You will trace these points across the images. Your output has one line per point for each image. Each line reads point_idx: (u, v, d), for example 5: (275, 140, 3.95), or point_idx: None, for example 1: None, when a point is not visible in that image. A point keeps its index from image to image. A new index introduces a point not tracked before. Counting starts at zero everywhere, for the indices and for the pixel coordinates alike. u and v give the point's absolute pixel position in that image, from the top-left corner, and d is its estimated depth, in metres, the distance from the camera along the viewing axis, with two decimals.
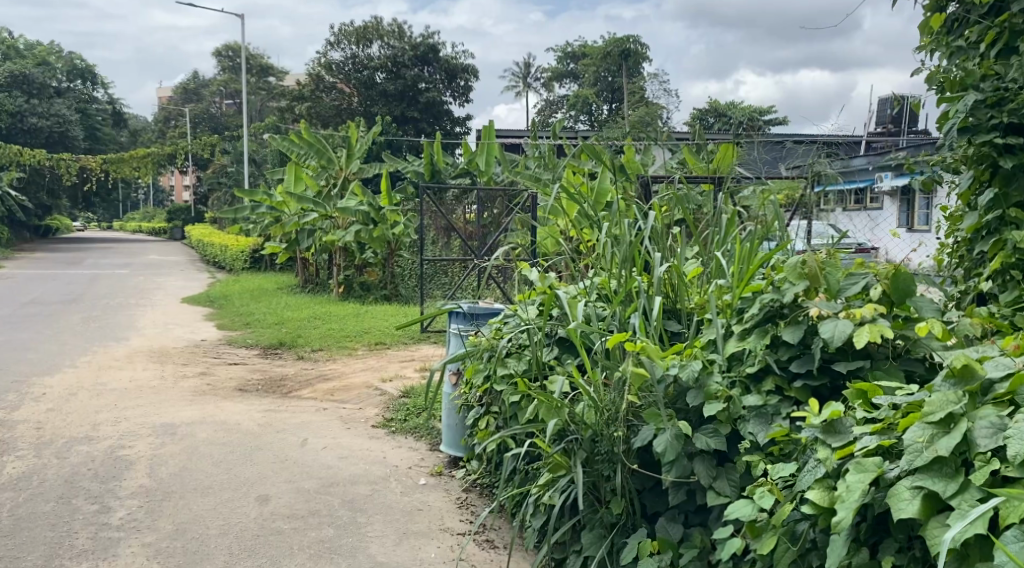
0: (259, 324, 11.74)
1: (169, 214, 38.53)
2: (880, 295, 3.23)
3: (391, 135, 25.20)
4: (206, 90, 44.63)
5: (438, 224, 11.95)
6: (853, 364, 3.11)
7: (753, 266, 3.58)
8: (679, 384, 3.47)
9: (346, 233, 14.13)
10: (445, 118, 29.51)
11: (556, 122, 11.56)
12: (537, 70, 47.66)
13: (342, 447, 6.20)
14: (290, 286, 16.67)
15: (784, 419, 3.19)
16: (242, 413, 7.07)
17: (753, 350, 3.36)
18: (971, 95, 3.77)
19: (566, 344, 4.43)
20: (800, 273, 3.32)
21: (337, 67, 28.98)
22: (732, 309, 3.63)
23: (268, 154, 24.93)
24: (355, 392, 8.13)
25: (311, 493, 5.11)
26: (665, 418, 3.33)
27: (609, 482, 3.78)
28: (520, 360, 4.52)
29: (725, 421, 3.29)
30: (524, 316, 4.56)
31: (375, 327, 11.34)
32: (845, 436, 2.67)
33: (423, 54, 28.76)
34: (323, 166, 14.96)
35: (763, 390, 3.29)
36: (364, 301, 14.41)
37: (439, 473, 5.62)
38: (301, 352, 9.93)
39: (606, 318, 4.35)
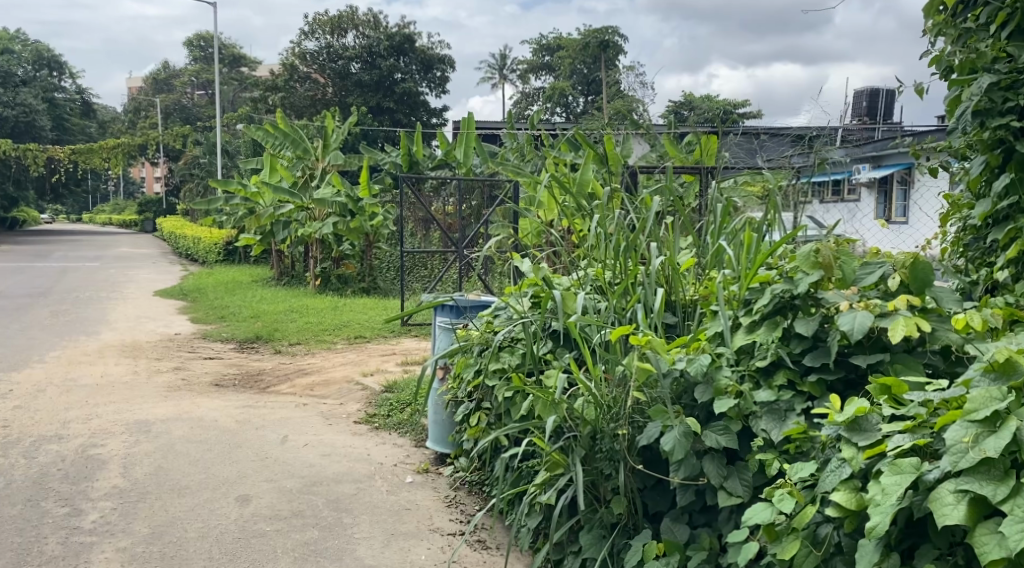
0: (235, 318, 11.48)
1: (140, 205, 37.95)
2: (897, 285, 3.10)
3: (367, 126, 24.93)
4: (177, 80, 44.03)
5: (417, 215, 11.75)
6: (874, 358, 2.97)
7: (761, 256, 3.43)
8: (685, 379, 3.30)
9: (323, 225, 13.88)
10: (421, 110, 29.24)
11: (536, 113, 11.40)
12: (512, 62, 47.43)
13: (324, 444, 6.00)
14: (266, 278, 16.39)
15: (798, 416, 3.04)
16: (219, 409, 6.84)
17: (764, 343, 3.21)
18: (984, 77, 3.66)
19: (560, 338, 4.26)
20: (814, 263, 3.17)
21: (311, 57, 28.60)
22: (740, 301, 3.46)
23: (242, 145, 24.55)
24: (335, 387, 7.92)
25: (293, 493, 4.91)
26: (673, 415, 3.16)
27: (610, 480, 3.61)
28: (513, 354, 4.35)
29: (735, 417, 3.13)
30: (517, 309, 4.40)
31: (355, 320, 11.14)
32: (871, 435, 2.52)
33: (399, 44, 28.47)
34: (299, 157, 14.69)
35: (775, 385, 3.13)
36: (342, 294, 14.18)
37: (426, 470, 5.44)
38: (279, 346, 9.70)
39: (603, 311, 4.18)
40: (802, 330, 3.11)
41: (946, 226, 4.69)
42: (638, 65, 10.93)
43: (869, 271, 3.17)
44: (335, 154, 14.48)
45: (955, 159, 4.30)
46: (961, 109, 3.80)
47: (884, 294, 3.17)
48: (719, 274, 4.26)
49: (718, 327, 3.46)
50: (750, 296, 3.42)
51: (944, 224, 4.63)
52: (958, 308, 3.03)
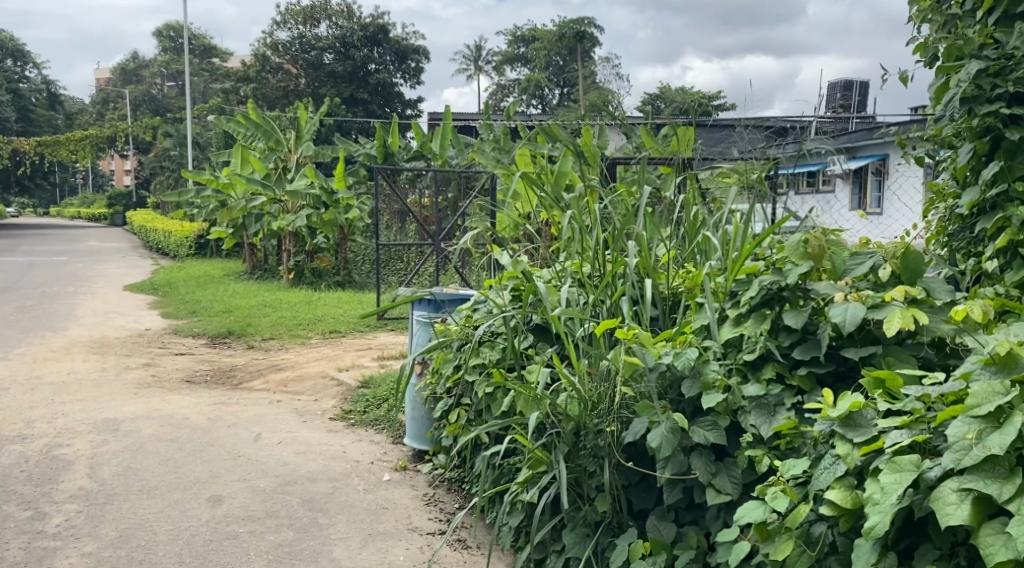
0: (206, 312, 11.30)
1: (111, 198, 37.47)
2: (889, 276, 3.02)
3: (341, 118, 24.73)
4: (146, 71, 43.48)
5: (393, 208, 11.62)
6: (865, 351, 2.88)
7: (748, 247, 3.34)
8: (672, 373, 3.21)
9: (296, 218, 13.70)
10: (395, 101, 29.05)
11: (511, 104, 11.29)
12: (487, 54, 47.20)
13: (298, 442, 5.87)
14: (237, 271, 16.18)
15: (788, 410, 2.95)
16: (191, 407, 6.69)
17: (752, 335, 3.13)
18: (973, 62, 3.57)
19: (542, 332, 4.18)
20: (802, 254, 3.10)
21: (284, 47, 28.26)
22: (726, 293, 3.37)
23: (213, 136, 24.24)
24: (309, 383, 7.78)
25: (267, 492, 4.78)
26: (660, 410, 3.07)
27: (594, 478, 3.51)
28: (493, 349, 4.24)
29: (723, 412, 3.03)
30: (497, 302, 4.30)
31: (330, 314, 11.00)
32: (867, 431, 2.43)
33: (373, 34, 28.25)
34: (272, 148, 14.50)
35: (763, 379, 3.05)
36: (316, 287, 14.02)
37: (404, 468, 5.34)
38: (252, 341, 9.54)
39: (584, 305, 4.08)
40: (792, 322, 3.03)
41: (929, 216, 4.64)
42: (614, 57, 10.85)
43: (860, 263, 3.09)
44: (308, 145, 14.31)
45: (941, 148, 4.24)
46: (949, 95, 3.69)
47: (874, 285, 3.10)
48: (703, 266, 4.18)
49: (705, 320, 3.37)
50: (737, 287, 3.33)
51: (927, 214, 4.58)
52: (950, 299, 2.95)
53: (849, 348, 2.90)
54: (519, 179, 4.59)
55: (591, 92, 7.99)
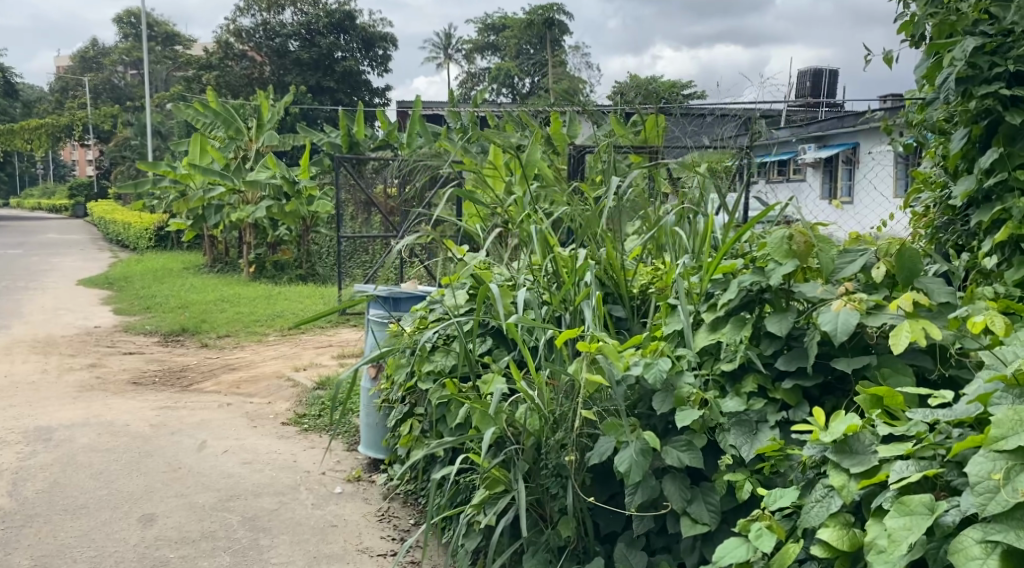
0: (160, 308, 10.85)
1: (71, 188, 36.60)
2: (882, 277, 2.69)
3: (307, 107, 24.23)
4: (107, 59, 42.57)
5: (357, 198, 11.23)
6: (860, 362, 2.54)
7: (725, 243, 3.00)
8: (642, 386, 2.87)
9: (256, 209, 13.26)
10: (362, 89, 28.58)
11: (478, 92, 10.92)
12: (457, 42, 46.63)
13: (245, 450, 5.49)
14: (197, 264, 15.69)
15: (771, 428, 2.63)
16: (133, 412, 6.28)
17: (730, 343, 2.80)
18: (970, 39, 3.26)
19: (500, 337, 3.87)
20: (787, 252, 2.76)
21: (247, 34, 27.59)
22: (701, 294, 3.05)
23: (175, 124, 23.66)
24: (263, 384, 7.39)
25: (204, 510, 4.40)
26: (628, 429, 2.73)
27: (557, 500, 3.19)
28: (447, 354, 3.92)
29: (699, 430, 2.70)
30: (452, 304, 3.98)
31: (290, 309, 10.60)
32: (866, 460, 2.10)
33: (339, 21, 27.74)
34: (231, 137, 14.05)
35: (743, 392, 2.73)
36: (278, 281, 13.61)
37: (358, 478, 4.98)
38: (206, 339, 9.13)
39: (544, 308, 3.76)
40: (775, 329, 2.71)
41: (916, 206, 4.33)
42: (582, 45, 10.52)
43: (850, 261, 2.76)
44: (269, 134, 13.85)
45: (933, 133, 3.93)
46: (942, 76, 3.37)
47: (866, 286, 2.78)
48: (671, 262, 3.88)
49: (677, 325, 3.03)
50: (712, 288, 3.00)
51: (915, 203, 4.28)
52: (952, 302, 2.63)
53: (841, 360, 2.56)
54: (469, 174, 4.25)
55: (558, 78, 7.65)
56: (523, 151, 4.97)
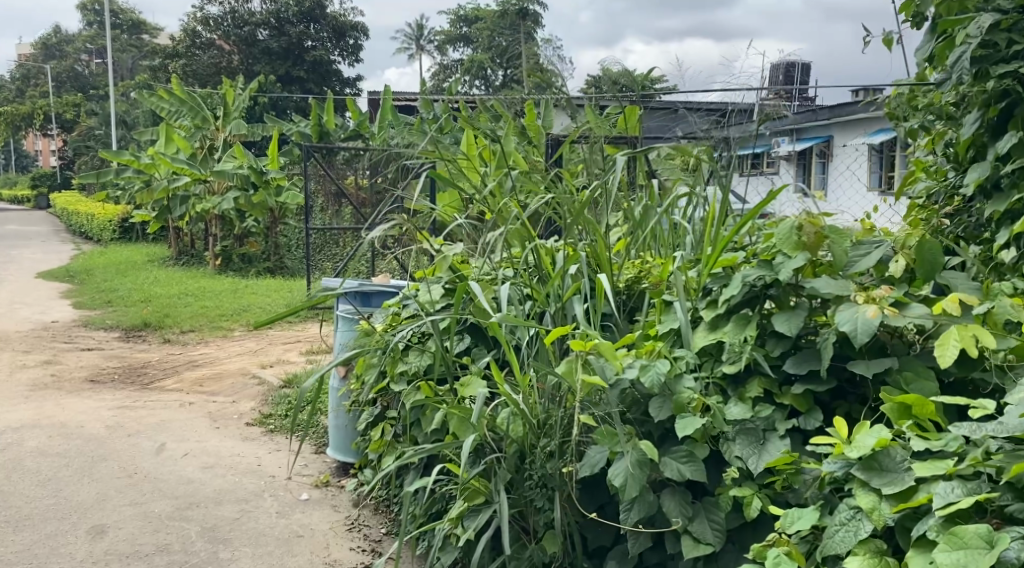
0: (122, 302, 10.49)
1: (33, 179, 35.80)
2: (901, 271, 2.46)
3: (276, 97, 23.82)
4: (71, 47, 41.73)
5: (327, 189, 10.90)
6: (881, 365, 2.30)
7: (725, 234, 2.76)
8: (637, 390, 2.62)
9: (222, 200, 12.90)
10: (332, 79, 28.21)
11: (452, 81, 10.66)
12: (430, 32, 46.17)
13: (207, 453, 5.19)
14: (162, 256, 15.27)
15: (781, 438, 2.39)
16: (88, 411, 5.96)
17: (733, 344, 2.56)
18: (986, 15, 3.02)
19: (479, 335, 3.65)
20: (796, 244, 2.52)
21: (215, 22, 27.02)
22: (698, 290, 2.81)
23: (141, 113, 23.15)
24: (228, 382, 7.08)
25: (160, 519, 4.10)
26: (623, 438, 2.47)
27: (542, 513, 2.94)
28: (421, 354, 3.66)
29: (701, 440, 2.45)
30: (427, 299, 3.75)
31: (257, 303, 10.27)
32: (899, 479, 1.86)
33: (309, 10, 27.32)
34: (197, 126, 13.66)
35: (748, 398, 2.49)
36: (245, 274, 13.25)
37: (325, 483, 4.70)
38: (169, 334, 8.78)
39: (526, 304, 3.51)
40: (784, 329, 2.47)
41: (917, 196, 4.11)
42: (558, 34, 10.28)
43: (864, 254, 2.53)
44: (236, 123, 13.47)
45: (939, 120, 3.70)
46: (954, 55, 3.13)
47: (882, 280, 2.54)
48: (658, 256, 3.65)
49: (672, 323, 2.79)
50: (712, 283, 2.76)
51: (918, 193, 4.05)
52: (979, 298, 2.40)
53: (858, 362, 2.32)
54: (444, 163, 4.00)
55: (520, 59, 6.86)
56: (501, 140, 4.70)
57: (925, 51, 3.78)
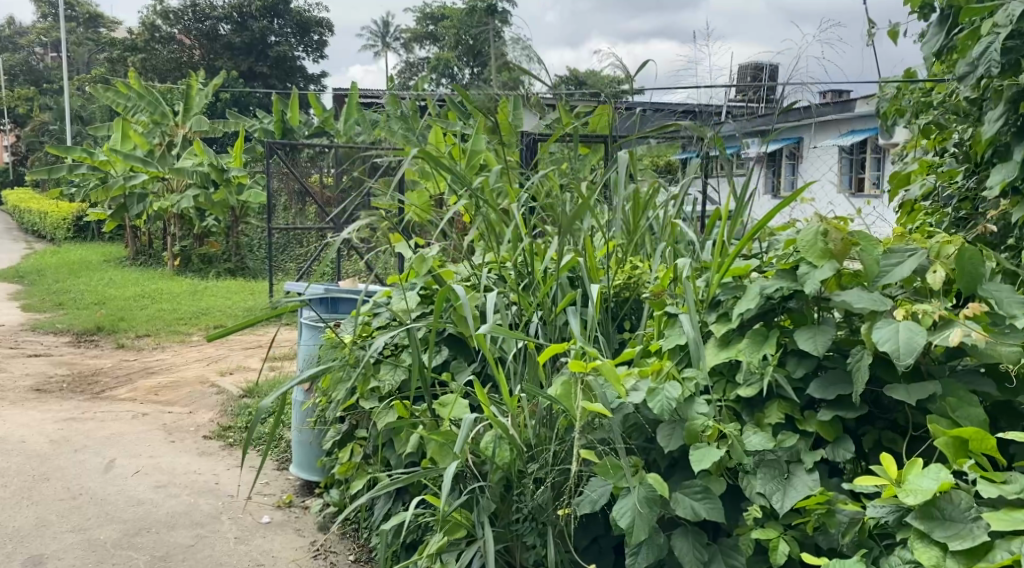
0: (74, 304, 10.04)
1: None
2: (941, 283, 2.19)
3: (238, 93, 23.35)
4: (25, 40, 40.73)
5: (292, 187, 10.52)
6: (925, 391, 2.02)
7: (740, 240, 2.48)
8: (643, 415, 2.34)
9: (181, 198, 12.47)
10: (296, 75, 27.83)
11: (420, 78, 10.35)
12: (395, 30, 45.77)
13: (159, 470, 4.83)
14: (117, 256, 14.76)
15: (808, 472, 2.11)
16: (31, 425, 5.56)
17: (752, 363, 2.28)
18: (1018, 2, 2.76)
19: (460, 347, 3.38)
20: (822, 252, 2.24)
21: (175, 16, 26.43)
22: (709, 302, 2.52)
23: (98, 108, 22.55)
24: (185, 391, 6.70)
25: (105, 548, 3.78)
26: (630, 471, 2.18)
27: (532, 549, 2.67)
28: (397, 368, 3.37)
29: (716, 473, 2.16)
30: (403, 308, 3.45)
31: (217, 306, 9.87)
32: (971, 534, 1.63)
33: (273, 5, 26.84)
34: (155, 122, 13.11)
35: (767, 425, 2.22)
36: (205, 275, 12.80)
37: (288, 504, 4.37)
38: (123, 339, 8.37)
39: (512, 314, 3.22)
40: (810, 348, 2.19)
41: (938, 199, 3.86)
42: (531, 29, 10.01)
43: (897, 262, 2.25)
44: (197, 119, 13.03)
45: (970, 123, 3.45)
46: (980, 47, 2.88)
47: (916, 291, 2.27)
48: (653, 260, 3.37)
49: (678, 339, 2.52)
50: (722, 292, 2.48)
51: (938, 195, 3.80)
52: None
53: (898, 388, 2.04)
54: (431, 152, 3.50)
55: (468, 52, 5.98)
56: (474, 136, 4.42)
57: (934, 46, 3.63)
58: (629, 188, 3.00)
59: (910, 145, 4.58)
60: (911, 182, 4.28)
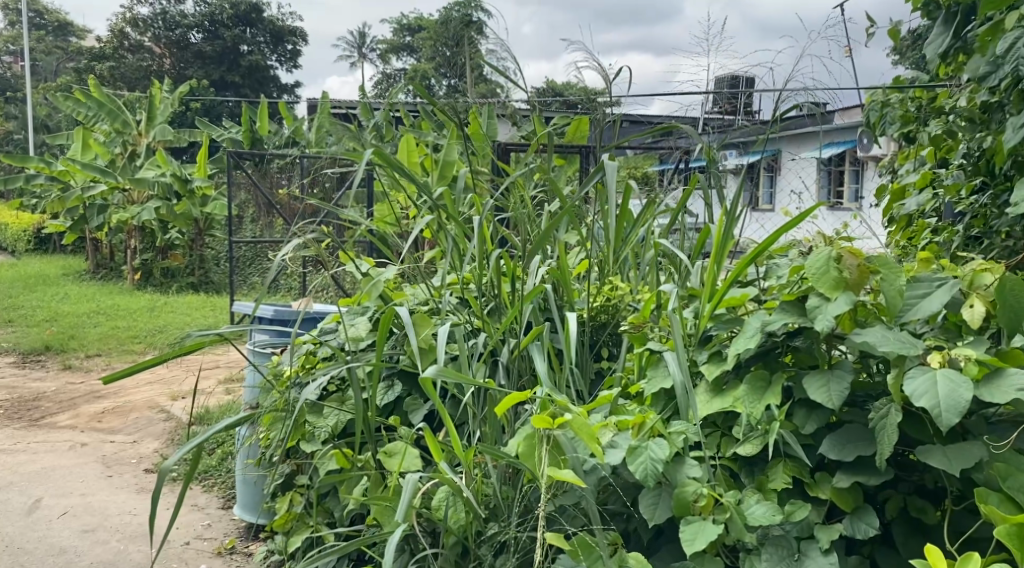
0: (23, 321, 9.55)
1: None
2: (978, 320, 1.80)
3: (208, 103, 22.91)
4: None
5: (258, 200, 10.12)
6: (969, 458, 1.63)
7: (737, 266, 2.09)
8: (621, 477, 1.95)
9: (141, 210, 11.99)
10: (269, 84, 27.39)
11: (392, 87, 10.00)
12: (372, 41, 45.44)
13: (89, 512, 4.40)
14: (77, 269, 14.25)
15: (824, 553, 1.74)
16: None
17: (753, 416, 1.91)
18: None
19: (413, 383, 3.00)
20: (836, 282, 1.86)
21: (145, 24, 25.91)
22: (699, 337, 2.14)
23: (63, 117, 22.00)
24: (131, 417, 6.26)
25: None
26: (607, 551, 1.80)
27: None
28: (342, 407, 2.99)
29: (711, 554, 1.79)
30: (350, 337, 3.06)
31: (175, 323, 9.40)
32: None
33: (245, 13, 26.48)
34: (117, 131, 12.58)
35: (770, 490, 1.84)
36: (166, 289, 12.33)
37: (228, 550, 3.94)
38: (71, 359, 7.90)
39: (473, 345, 2.83)
40: (822, 399, 1.81)
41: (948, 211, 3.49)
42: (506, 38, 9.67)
43: (927, 295, 1.87)
44: (162, 128, 12.56)
45: (985, 131, 3.10)
46: (1008, 44, 2.53)
47: (947, 328, 1.90)
48: (630, 280, 3.00)
49: (662, 382, 2.14)
50: (714, 326, 2.11)
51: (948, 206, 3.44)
52: None
53: (935, 453, 1.66)
54: (388, 158, 3.03)
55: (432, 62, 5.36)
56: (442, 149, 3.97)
57: (941, 46, 3.26)
58: (610, 200, 2.57)
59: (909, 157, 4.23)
60: (911, 194, 3.93)
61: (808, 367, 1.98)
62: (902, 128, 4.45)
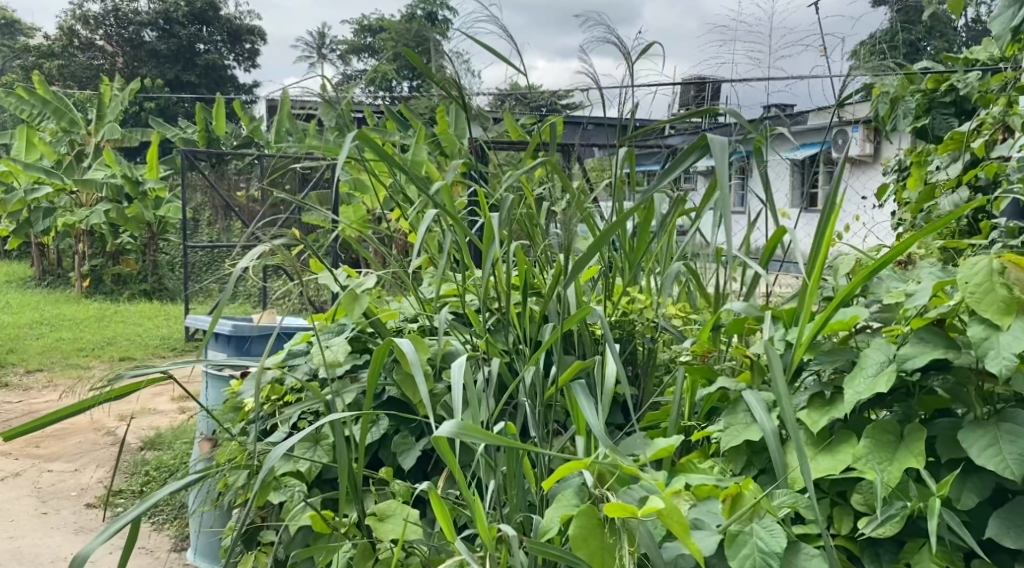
0: None
1: None
2: None
3: (162, 104, 22.14)
4: None
5: (216, 202, 9.53)
6: None
7: (850, 283, 1.58)
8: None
9: (89, 213, 11.24)
10: (226, 85, 26.61)
11: None
12: None
13: (19, 560, 3.81)
14: (19, 276, 13.45)
15: None
16: None
17: (888, 483, 1.43)
18: None
19: (402, 414, 2.49)
20: (1005, 309, 1.39)
21: (95, 21, 25.03)
22: (796, 375, 1.63)
23: (8, 116, 21.07)
24: (74, 442, 5.64)
25: None
26: None
27: None
28: (313, 449, 2.45)
29: None
30: (328, 361, 2.52)
31: (126, 334, 8.75)
32: None
33: (201, 11, 25.77)
34: (63, 130, 11.85)
35: None
36: (116, 298, 11.63)
37: None
38: (9, 376, 7.24)
39: (479, 373, 2.29)
40: (996, 468, 1.34)
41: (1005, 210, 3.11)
42: None
43: None
44: (112, 127, 11.86)
45: None
46: None
47: None
48: (660, 288, 2.52)
49: (746, 433, 1.64)
50: (812, 360, 1.64)
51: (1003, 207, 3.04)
52: None
53: None
54: (371, 142, 2.40)
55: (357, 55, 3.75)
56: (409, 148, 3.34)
57: (1012, 20, 2.82)
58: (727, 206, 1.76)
59: (924, 154, 3.99)
60: (946, 194, 3.57)
61: (936, 411, 1.52)
62: (913, 123, 4.27)
